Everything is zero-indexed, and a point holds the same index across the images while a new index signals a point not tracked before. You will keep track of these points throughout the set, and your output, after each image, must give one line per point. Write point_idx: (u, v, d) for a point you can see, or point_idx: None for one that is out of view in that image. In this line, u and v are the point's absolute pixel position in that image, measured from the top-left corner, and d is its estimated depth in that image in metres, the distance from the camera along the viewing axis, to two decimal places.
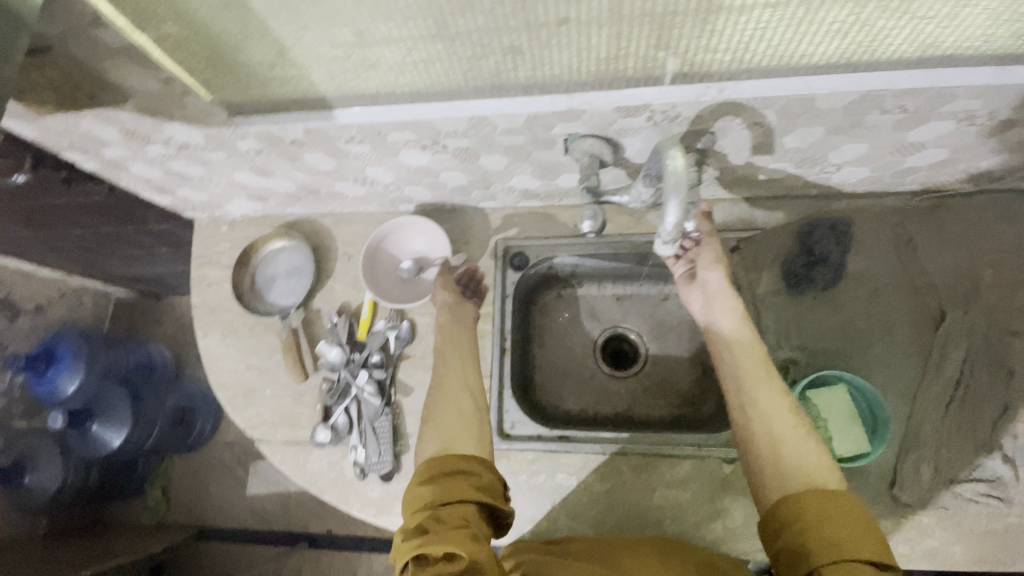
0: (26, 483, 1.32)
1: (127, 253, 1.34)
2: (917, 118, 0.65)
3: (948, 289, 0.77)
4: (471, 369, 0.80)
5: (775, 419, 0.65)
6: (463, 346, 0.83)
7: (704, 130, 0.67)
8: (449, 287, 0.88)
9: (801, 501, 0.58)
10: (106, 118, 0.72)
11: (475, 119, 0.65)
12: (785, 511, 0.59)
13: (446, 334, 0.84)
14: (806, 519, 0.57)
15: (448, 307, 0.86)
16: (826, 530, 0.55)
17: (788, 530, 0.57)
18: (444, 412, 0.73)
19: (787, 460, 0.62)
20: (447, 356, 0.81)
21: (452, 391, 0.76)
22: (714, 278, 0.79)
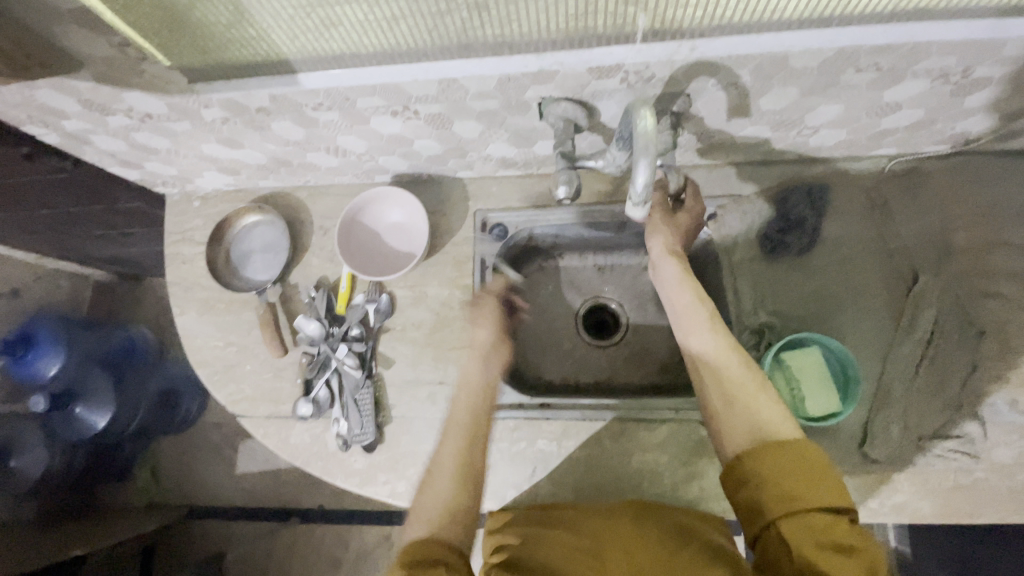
0: (11, 466, 1.30)
1: (100, 234, 1.31)
2: (892, 76, 0.64)
3: (919, 254, 0.79)
4: (479, 448, 0.70)
5: (729, 375, 0.64)
6: (478, 416, 0.72)
7: (678, 92, 0.66)
8: (491, 322, 0.82)
9: (759, 457, 0.57)
10: (62, 88, 0.70)
11: (445, 82, 0.63)
12: (740, 468, 0.58)
13: (464, 391, 0.74)
14: (761, 475, 0.56)
15: (483, 350, 0.80)
16: (784, 484, 0.55)
17: (746, 485, 0.57)
18: (441, 486, 0.65)
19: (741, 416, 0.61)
20: (458, 418, 0.72)
21: (452, 471, 0.66)
22: (654, 246, 0.76)
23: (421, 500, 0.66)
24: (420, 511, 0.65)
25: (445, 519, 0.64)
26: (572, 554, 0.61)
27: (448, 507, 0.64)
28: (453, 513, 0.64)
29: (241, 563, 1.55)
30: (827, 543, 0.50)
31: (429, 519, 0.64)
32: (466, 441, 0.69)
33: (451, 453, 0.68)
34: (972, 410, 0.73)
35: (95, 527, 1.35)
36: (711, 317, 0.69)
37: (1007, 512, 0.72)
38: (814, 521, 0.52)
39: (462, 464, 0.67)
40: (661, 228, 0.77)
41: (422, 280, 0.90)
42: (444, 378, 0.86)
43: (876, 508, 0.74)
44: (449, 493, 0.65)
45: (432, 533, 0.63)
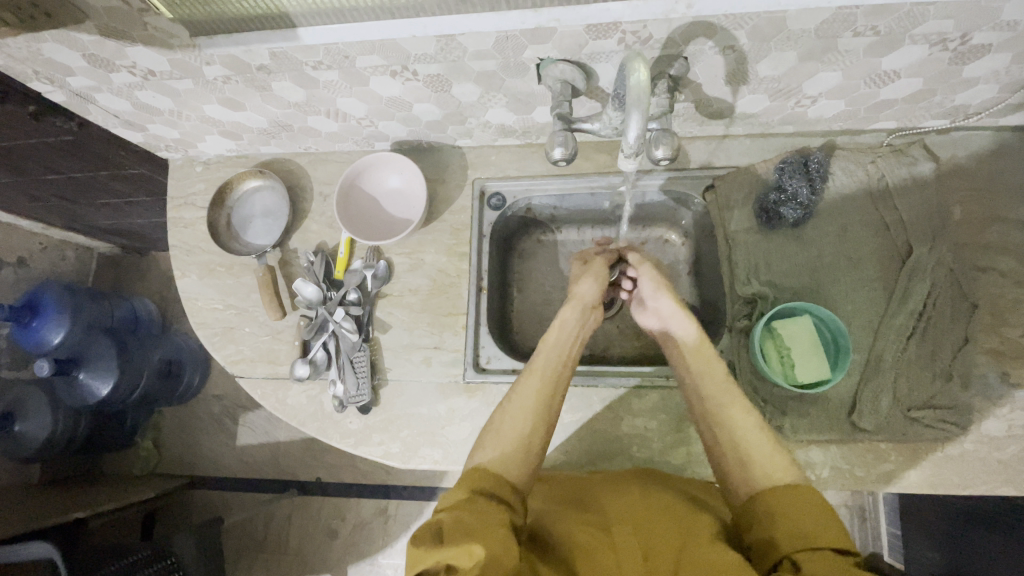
0: (17, 430, 1.32)
1: (104, 202, 1.32)
2: (889, 42, 0.64)
3: (916, 227, 0.78)
4: (561, 391, 0.71)
5: (744, 434, 0.65)
6: (565, 363, 0.73)
7: (676, 54, 0.67)
8: (597, 283, 0.81)
9: (769, 500, 0.59)
10: (68, 42, 0.71)
11: (443, 39, 0.65)
12: (752, 509, 0.60)
13: (558, 334, 0.74)
14: (774, 515, 0.58)
15: (586, 307, 0.78)
16: (794, 522, 0.56)
17: (757, 523, 0.59)
18: (519, 418, 0.66)
19: (749, 467, 0.63)
20: (546, 356, 0.72)
21: (535, 405, 0.67)
22: (662, 304, 0.79)
23: (493, 431, 0.66)
24: (496, 434, 0.66)
25: (520, 449, 0.64)
26: (587, 526, 0.63)
27: (524, 439, 0.65)
28: (529, 445, 0.65)
29: (240, 532, 1.57)
30: (834, 571, 0.51)
31: (503, 446, 0.64)
32: (550, 384, 0.70)
33: (538, 390, 0.69)
34: (963, 380, 0.73)
35: (98, 492, 1.36)
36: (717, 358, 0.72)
37: (996, 483, 0.72)
38: (821, 557, 0.52)
39: (543, 404, 0.68)
40: (665, 286, 0.81)
41: (419, 248, 0.91)
42: (439, 344, 0.87)
43: (864, 477, 0.74)
44: (527, 427, 0.66)
45: (503, 461, 0.63)
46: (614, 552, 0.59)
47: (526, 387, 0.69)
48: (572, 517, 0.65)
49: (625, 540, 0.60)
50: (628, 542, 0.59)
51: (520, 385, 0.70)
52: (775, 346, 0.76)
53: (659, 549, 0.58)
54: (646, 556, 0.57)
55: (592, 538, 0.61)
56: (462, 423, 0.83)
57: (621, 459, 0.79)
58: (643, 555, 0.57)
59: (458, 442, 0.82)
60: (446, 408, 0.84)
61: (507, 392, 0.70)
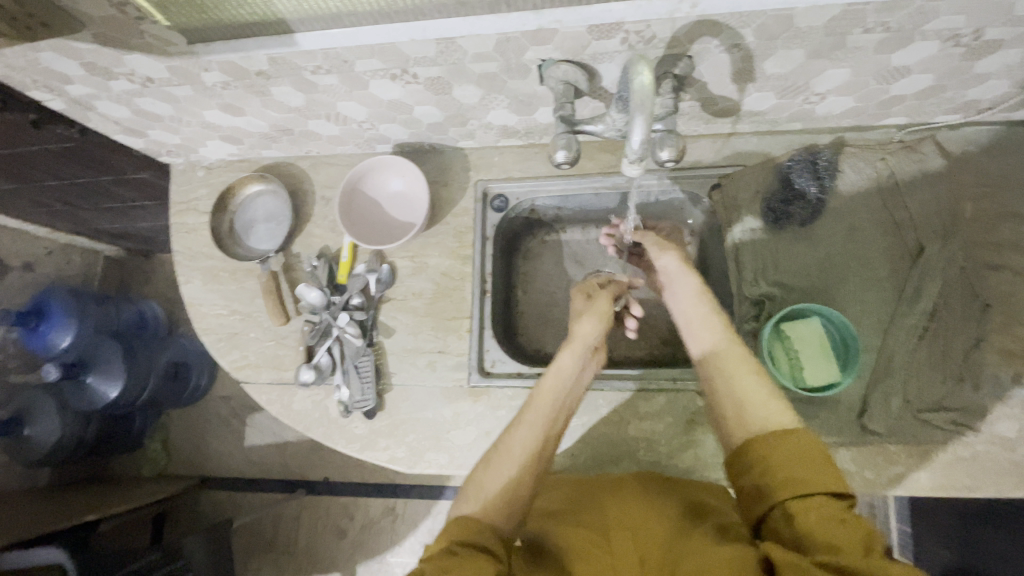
0: (27, 434, 1.34)
1: (108, 207, 1.32)
2: (900, 38, 0.63)
3: (926, 224, 0.76)
4: (553, 441, 0.68)
5: (743, 384, 0.63)
6: (558, 412, 0.70)
7: (681, 54, 0.65)
8: (600, 320, 0.77)
9: (764, 448, 0.57)
10: (66, 51, 0.70)
11: (443, 42, 0.64)
12: (746, 456, 0.58)
13: (553, 380, 0.71)
14: (768, 463, 0.56)
15: (585, 348, 0.74)
16: (789, 470, 0.54)
17: (752, 470, 0.57)
18: (506, 469, 0.64)
19: (743, 414, 0.61)
20: (539, 405, 0.69)
21: (521, 456, 0.65)
22: (667, 262, 0.79)
23: (480, 480, 0.64)
24: (481, 485, 0.64)
25: (501, 501, 0.62)
26: (584, 532, 0.63)
27: (507, 491, 0.63)
28: (512, 496, 0.62)
29: (249, 531, 1.59)
30: (830, 519, 0.49)
31: (484, 498, 0.62)
32: (542, 434, 0.67)
33: (527, 439, 0.66)
34: (975, 381, 0.72)
35: (108, 494, 1.37)
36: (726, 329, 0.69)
37: (1009, 486, 0.71)
38: (817, 503, 0.51)
39: (533, 455, 0.65)
40: (670, 245, 0.81)
41: (423, 251, 0.90)
42: (443, 347, 0.87)
43: (874, 480, 0.73)
44: (512, 477, 0.63)
45: (484, 512, 0.61)
46: (612, 558, 0.59)
47: (515, 437, 0.66)
48: (571, 521, 0.66)
49: (622, 547, 0.60)
50: (627, 550, 0.60)
51: (508, 434, 0.67)
52: (784, 348, 0.75)
53: (656, 553, 0.58)
54: (643, 560, 0.58)
55: (588, 543, 0.61)
56: (467, 427, 0.82)
57: (628, 463, 0.79)
58: (641, 561, 0.58)
59: (463, 447, 0.82)
60: (451, 412, 0.83)
61: (497, 440, 0.68)
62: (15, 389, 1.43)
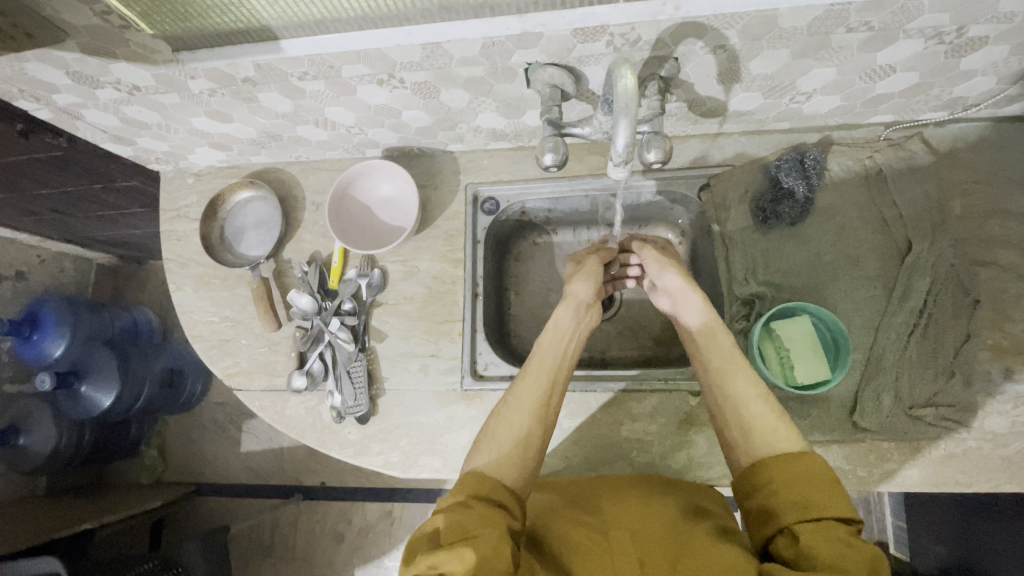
0: (21, 443, 1.33)
1: (99, 214, 1.31)
2: (884, 37, 0.63)
3: (915, 222, 0.76)
4: (559, 390, 0.69)
5: (749, 408, 0.63)
6: (561, 362, 0.71)
7: (667, 55, 0.66)
8: (589, 280, 0.78)
9: (770, 470, 0.58)
10: (51, 60, 0.70)
11: (429, 46, 0.64)
12: (753, 477, 0.59)
13: (552, 335, 0.72)
14: (774, 485, 0.57)
15: (580, 304, 0.75)
16: (795, 491, 0.55)
17: (759, 492, 0.58)
18: (515, 419, 0.65)
19: (747, 435, 0.62)
20: (542, 356, 0.70)
21: (530, 406, 0.66)
22: (668, 281, 0.77)
23: (490, 433, 0.65)
24: (492, 438, 0.64)
25: (515, 451, 0.63)
26: (584, 528, 0.63)
27: (519, 442, 0.63)
28: (525, 447, 0.63)
29: (246, 538, 1.58)
30: (834, 539, 0.50)
31: (497, 450, 0.63)
32: (546, 383, 0.68)
33: (533, 390, 0.67)
34: (965, 377, 0.72)
35: (104, 503, 1.37)
36: (731, 349, 0.68)
37: (1000, 481, 0.71)
38: (823, 525, 0.52)
39: (540, 405, 0.66)
40: (671, 262, 0.78)
41: (414, 255, 0.90)
42: (436, 351, 0.86)
43: (866, 477, 0.74)
44: (522, 428, 0.64)
45: (500, 464, 0.62)
46: (611, 557, 0.58)
47: (521, 391, 0.67)
48: (569, 520, 0.65)
49: (622, 543, 0.59)
50: (626, 549, 0.58)
51: (514, 390, 0.68)
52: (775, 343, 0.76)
53: (657, 555, 0.57)
54: (642, 562, 0.56)
55: (587, 539, 0.61)
56: (461, 431, 0.82)
57: (622, 464, 0.79)
58: (640, 562, 0.56)
59: (457, 451, 0.81)
60: (445, 416, 0.83)
61: (504, 395, 0.69)
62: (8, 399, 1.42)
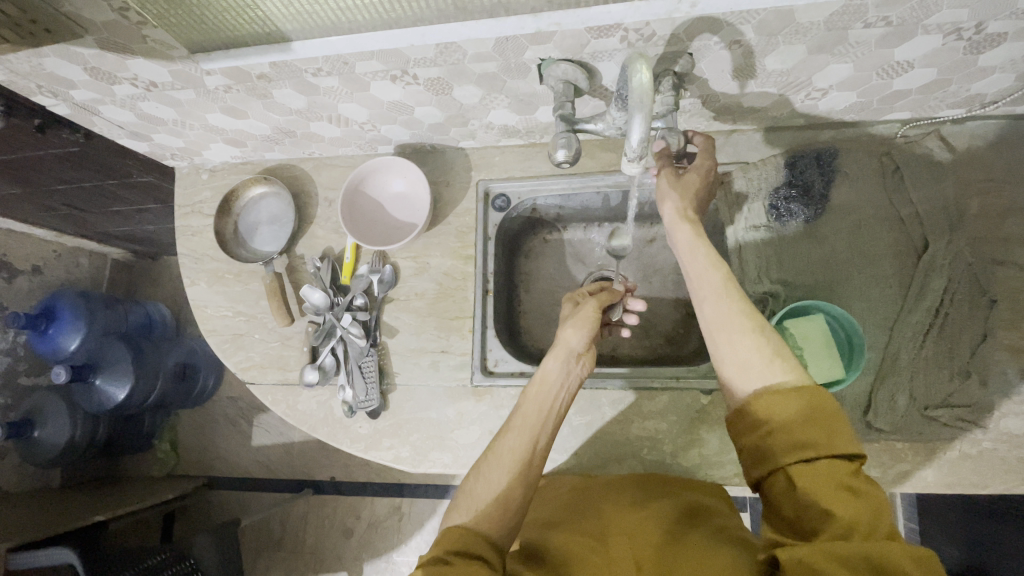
0: (36, 436, 1.35)
1: (114, 210, 1.33)
2: (901, 33, 0.62)
3: (932, 220, 0.75)
4: (541, 450, 0.66)
5: (744, 346, 0.57)
6: (547, 418, 0.67)
7: (681, 51, 0.65)
8: (583, 327, 0.73)
9: (766, 409, 0.53)
10: (70, 56, 0.71)
11: (443, 44, 0.65)
12: (748, 418, 0.54)
13: (537, 388, 0.69)
14: (772, 425, 0.52)
15: (570, 354, 0.71)
16: (793, 432, 0.51)
17: (755, 431, 0.53)
18: (496, 478, 0.62)
19: (745, 376, 0.56)
20: (527, 411, 0.67)
21: (510, 463, 0.63)
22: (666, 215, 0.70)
23: (469, 490, 0.63)
24: (471, 495, 0.62)
25: (493, 511, 0.60)
26: (583, 536, 0.64)
27: (498, 500, 0.61)
28: (505, 505, 0.61)
29: (257, 531, 1.60)
30: (835, 487, 0.47)
31: (476, 507, 0.61)
32: (530, 441, 0.65)
33: (515, 446, 0.64)
34: (982, 377, 0.71)
35: (118, 494, 1.39)
36: (723, 284, 0.62)
37: (1016, 483, 0.70)
38: (822, 468, 0.49)
39: (524, 462, 0.63)
40: (674, 193, 0.71)
41: (425, 251, 0.91)
42: (447, 347, 0.87)
43: (879, 477, 0.73)
44: (503, 485, 0.62)
45: (477, 521, 0.60)
46: (609, 562, 0.59)
47: (501, 449, 0.64)
48: (569, 527, 0.66)
49: (619, 548, 0.61)
50: (623, 552, 0.60)
51: (497, 444, 0.66)
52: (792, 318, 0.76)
53: (651, 558, 0.58)
54: (638, 565, 0.58)
55: (586, 546, 0.62)
56: (471, 427, 0.83)
57: (631, 462, 0.79)
58: (636, 562, 0.58)
59: (467, 446, 0.82)
60: (455, 411, 0.84)
61: (485, 449, 0.67)
62: (25, 392, 1.45)
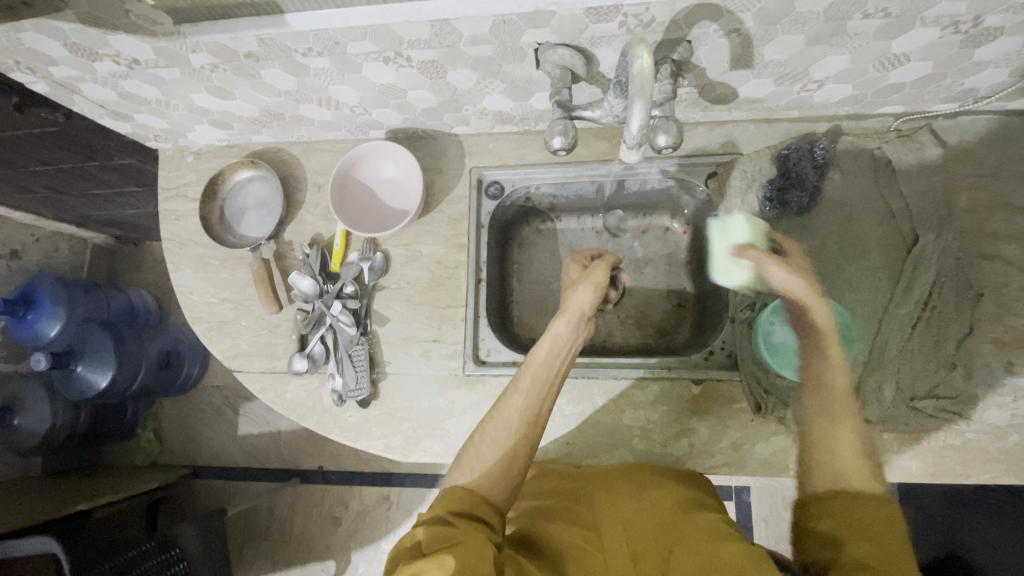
0: (16, 423, 1.32)
1: (94, 193, 1.29)
2: (899, 25, 0.62)
3: (922, 213, 0.75)
4: (546, 411, 0.67)
5: (850, 460, 0.60)
6: (554, 380, 0.68)
7: (680, 38, 0.65)
8: (594, 290, 0.74)
9: (846, 501, 0.57)
10: (48, 30, 0.69)
11: (437, 24, 0.63)
12: (824, 504, 0.59)
13: (547, 349, 0.69)
14: (847, 518, 0.56)
15: (580, 314, 0.72)
16: (861, 524, 0.55)
17: (825, 517, 0.58)
18: (500, 438, 0.63)
19: (832, 467, 0.60)
20: (535, 372, 0.67)
21: (517, 426, 0.64)
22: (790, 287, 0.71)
23: (474, 449, 0.64)
24: (475, 455, 0.63)
25: (497, 471, 0.62)
26: (574, 527, 0.64)
27: (502, 462, 0.62)
28: (508, 467, 0.62)
29: (244, 520, 1.59)
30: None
31: (480, 469, 0.62)
32: (538, 401, 0.66)
33: (522, 408, 0.65)
34: (965, 370, 0.71)
35: (102, 483, 1.36)
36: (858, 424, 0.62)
37: (997, 472, 0.72)
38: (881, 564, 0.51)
39: (528, 423, 0.64)
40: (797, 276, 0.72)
41: (417, 239, 0.89)
42: (438, 336, 0.86)
43: None
44: (507, 446, 0.63)
45: (480, 483, 0.61)
46: (605, 555, 0.60)
47: (508, 408, 0.65)
48: (562, 517, 0.66)
49: (614, 540, 0.61)
50: (618, 544, 0.61)
51: (503, 404, 0.66)
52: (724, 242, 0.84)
53: (647, 550, 0.59)
54: (636, 558, 0.59)
55: (581, 539, 0.62)
56: (462, 416, 0.82)
57: (622, 451, 0.79)
58: (632, 556, 0.59)
59: (459, 435, 0.81)
60: (446, 400, 0.83)
61: (489, 410, 0.67)
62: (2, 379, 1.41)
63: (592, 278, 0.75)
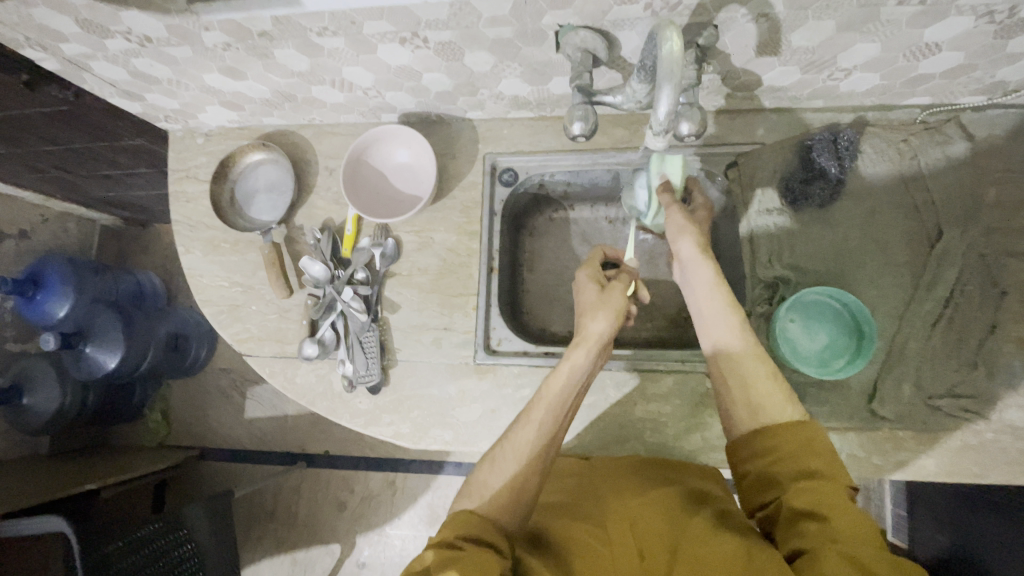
0: (25, 403, 1.33)
1: (104, 174, 1.28)
2: (933, 12, 0.60)
3: (949, 207, 0.73)
4: (557, 441, 0.65)
5: (764, 395, 0.63)
6: (564, 412, 0.66)
7: (706, 22, 0.63)
8: (610, 317, 0.71)
9: (771, 436, 0.60)
10: (59, 5, 0.67)
11: (456, 4, 0.62)
12: (754, 445, 0.61)
13: (561, 379, 0.68)
14: (778, 454, 0.59)
15: (597, 344, 0.70)
16: (794, 455, 0.58)
17: (760, 458, 0.60)
18: (508, 467, 0.62)
19: (751, 403, 0.63)
20: (548, 403, 0.66)
21: (525, 454, 0.63)
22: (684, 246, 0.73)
23: (483, 476, 0.63)
24: (485, 483, 0.63)
25: (505, 498, 0.61)
26: (584, 525, 0.65)
27: (511, 489, 0.62)
28: (516, 495, 0.61)
29: (251, 502, 1.60)
30: (837, 509, 0.52)
31: (488, 497, 0.62)
32: (549, 430, 0.64)
33: (532, 437, 0.64)
34: (989, 368, 0.70)
35: (110, 463, 1.37)
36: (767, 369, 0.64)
37: (1015, 474, 0.70)
38: (818, 488, 0.54)
39: (537, 451, 0.63)
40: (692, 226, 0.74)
41: (429, 226, 0.88)
42: (449, 324, 0.85)
43: (879, 464, 0.73)
44: (516, 474, 0.62)
45: (489, 509, 0.61)
46: (612, 552, 0.61)
47: (518, 435, 0.64)
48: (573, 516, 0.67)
49: (621, 537, 0.62)
50: (627, 541, 0.62)
51: (513, 433, 0.65)
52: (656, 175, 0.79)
53: (654, 546, 0.59)
54: (642, 554, 0.60)
55: (589, 536, 0.63)
56: (472, 405, 0.82)
57: (633, 444, 0.78)
58: (639, 552, 0.60)
59: (468, 424, 0.81)
60: (457, 389, 0.82)
61: (499, 438, 0.66)
62: (12, 358, 1.42)
63: (609, 303, 0.73)
